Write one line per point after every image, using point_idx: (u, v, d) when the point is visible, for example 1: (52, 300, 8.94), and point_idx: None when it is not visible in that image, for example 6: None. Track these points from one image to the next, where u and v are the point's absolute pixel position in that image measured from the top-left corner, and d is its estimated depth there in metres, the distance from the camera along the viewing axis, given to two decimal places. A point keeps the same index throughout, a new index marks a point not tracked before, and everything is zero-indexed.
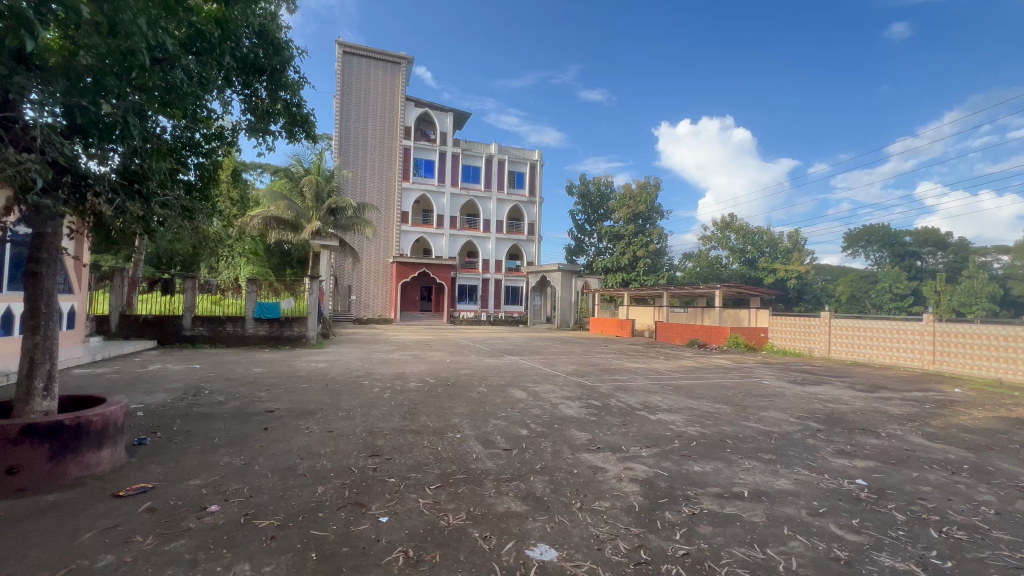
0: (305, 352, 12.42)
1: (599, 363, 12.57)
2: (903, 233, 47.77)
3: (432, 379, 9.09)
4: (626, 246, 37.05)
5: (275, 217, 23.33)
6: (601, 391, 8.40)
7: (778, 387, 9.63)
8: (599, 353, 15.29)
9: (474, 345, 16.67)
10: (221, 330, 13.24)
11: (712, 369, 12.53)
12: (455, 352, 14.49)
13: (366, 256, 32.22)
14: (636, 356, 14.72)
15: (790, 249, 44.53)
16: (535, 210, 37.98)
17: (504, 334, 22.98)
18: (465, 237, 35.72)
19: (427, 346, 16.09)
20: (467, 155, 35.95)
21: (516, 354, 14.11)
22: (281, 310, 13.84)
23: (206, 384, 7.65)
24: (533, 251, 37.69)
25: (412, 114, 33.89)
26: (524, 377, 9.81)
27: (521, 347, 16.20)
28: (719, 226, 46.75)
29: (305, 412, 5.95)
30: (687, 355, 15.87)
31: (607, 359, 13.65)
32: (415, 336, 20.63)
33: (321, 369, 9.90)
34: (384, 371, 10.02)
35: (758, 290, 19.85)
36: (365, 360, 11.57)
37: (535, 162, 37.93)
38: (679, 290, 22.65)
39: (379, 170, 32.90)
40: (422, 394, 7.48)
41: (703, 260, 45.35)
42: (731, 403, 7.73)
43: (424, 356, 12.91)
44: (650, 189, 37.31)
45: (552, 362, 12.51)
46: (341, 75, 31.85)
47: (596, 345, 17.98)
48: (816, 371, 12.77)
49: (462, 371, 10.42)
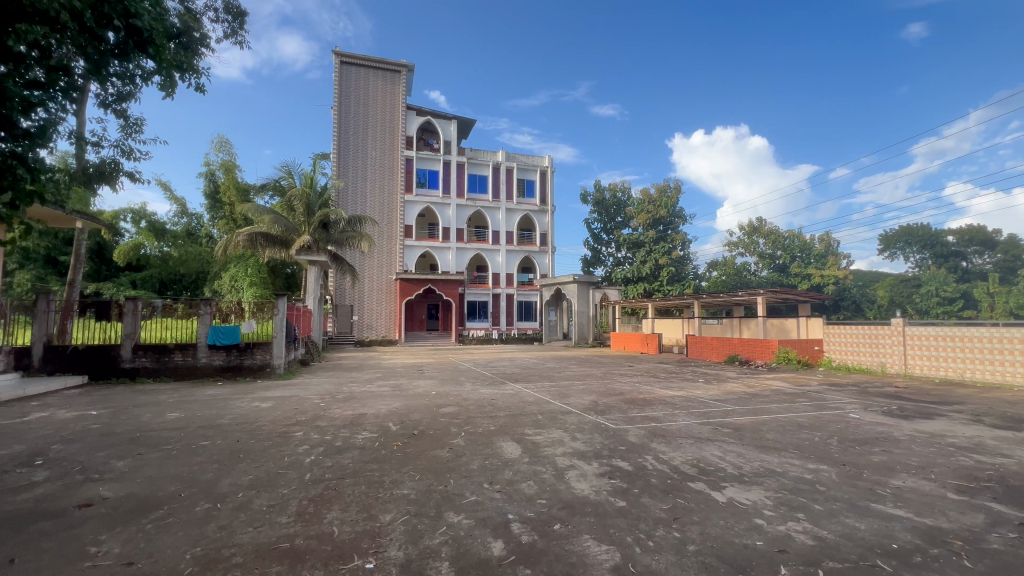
0: (260, 387, 10.15)
1: (623, 391, 9.99)
2: (946, 232, 43.95)
3: (396, 425, 6.66)
4: (646, 254, 34.40)
5: (261, 233, 21.36)
6: (630, 441, 5.82)
7: (878, 425, 6.88)
8: (622, 376, 12.67)
9: (474, 370, 14.25)
10: (168, 361, 11.13)
11: (769, 396, 9.77)
12: (447, 380, 12.08)
13: (368, 274, 30.22)
14: (668, 380, 12.06)
15: (825, 253, 41.13)
16: (546, 219, 35.67)
17: (514, 354, 20.53)
18: (473, 250, 33.59)
19: (417, 372, 13.68)
20: (472, 164, 34.06)
21: (520, 381, 11.61)
22: (240, 335, 11.65)
23: (61, 444, 5.35)
24: (546, 263, 35.26)
25: (414, 123, 32.32)
26: (524, 418, 7.31)
27: (529, 371, 13.69)
28: (746, 231, 43.66)
29: (133, 512, 3.54)
30: (730, 376, 13.10)
31: (633, 384, 11.05)
32: (413, 360, 18.31)
33: (258, 412, 7.55)
34: (341, 412, 7.65)
35: (807, 295, 16.94)
36: (329, 396, 9.25)
37: (545, 169, 35.88)
38: (709, 299, 19.87)
39: (379, 183, 31.06)
40: (363, 458, 5.04)
41: (729, 267, 42.37)
42: (829, 460, 5.07)
43: (406, 388, 10.54)
44: (670, 193, 34.93)
45: (563, 390, 10.01)
46: (338, 85, 30.43)
47: (618, 367, 15.31)
48: (905, 395, 9.87)
49: (443, 409, 7.98)
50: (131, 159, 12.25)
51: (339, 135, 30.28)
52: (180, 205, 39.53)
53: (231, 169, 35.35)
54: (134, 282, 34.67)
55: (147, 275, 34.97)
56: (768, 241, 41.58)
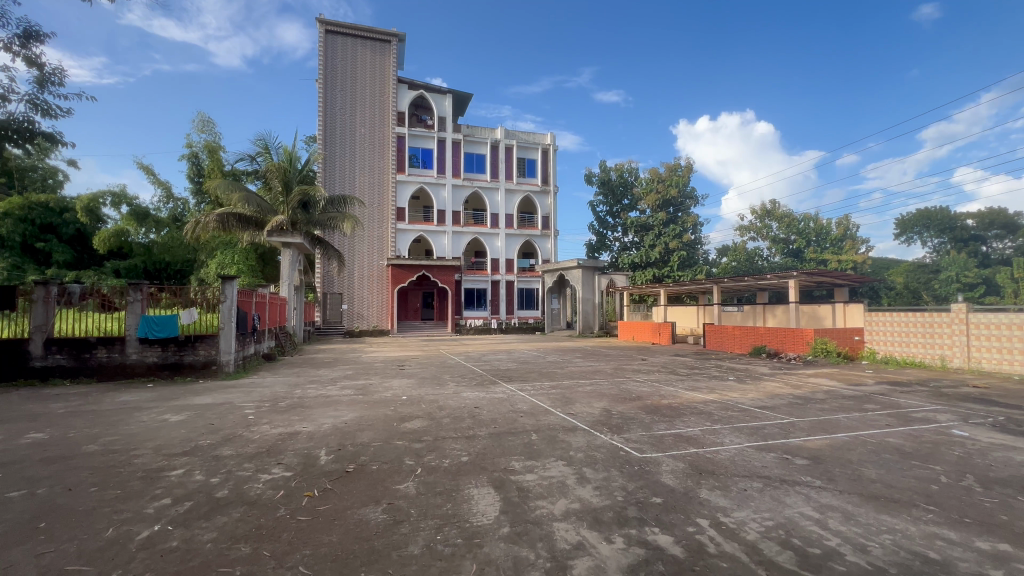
0: (192, 391, 8.22)
1: (641, 396, 7.97)
2: (965, 214, 41.29)
3: (326, 454, 4.68)
4: (655, 237, 32.27)
5: (234, 213, 19.38)
6: (667, 488, 3.81)
7: (1010, 451, 4.86)
8: (636, 374, 10.68)
9: (462, 366, 12.32)
10: (89, 358, 9.22)
11: (825, 400, 7.76)
12: (428, 378, 10.16)
13: (358, 260, 28.23)
14: (692, 378, 10.05)
15: (842, 238, 38.91)
16: (549, 200, 33.46)
17: (512, 346, 18.60)
18: (471, 234, 31.51)
19: (396, 369, 11.71)
20: (469, 142, 31.84)
21: (513, 382, 9.61)
22: (178, 327, 9.69)
23: None
24: (548, 248, 33.15)
25: (406, 98, 30.10)
26: (513, 440, 5.30)
27: (525, 368, 11.71)
28: (758, 214, 41.34)
29: None
30: (763, 372, 11.10)
31: (652, 385, 9.09)
32: (398, 353, 16.41)
33: (154, 431, 5.59)
34: (267, 429, 5.68)
35: (845, 278, 14.80)
36: (269, 403, 7.30)
37: (547, 147, 33.63)
38: (729, 284, 17.73)
39: (369, 162, 28.95)
40: (239, 530, 3.08)
41: (741, 253, 40.09)
42: (1009, 532, 3.07)
43: (373, 390, 8.60)
44: (680, 172, 32.66)
45: (566, 395, 8.03)
46: (323, 56, 28.23)
47: (629, 361, 13.28)
48: (995, 399, 7.84)
49: (405, 424, 6.01)
50: (49, 117, 10.27)
51: (325, 111, 28.16)
52: (164, 189, 37.48)
53: (215, 150, 32.88)
54: (118, 272, 31.57)
55: (132, 265, 32.07)
56: (782, 224, 39.22)
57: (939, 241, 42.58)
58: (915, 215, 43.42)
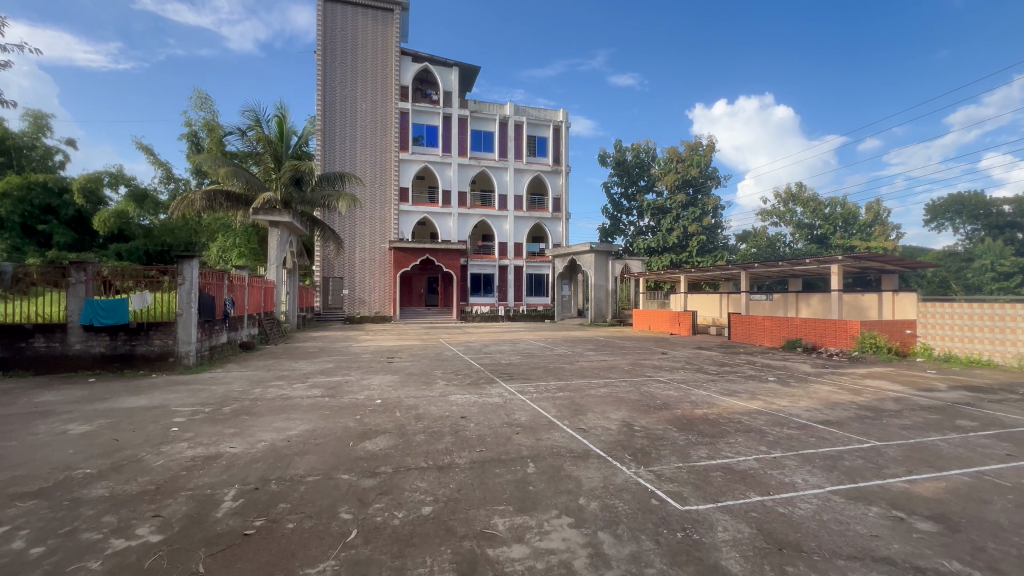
0: (131, 391, 6.93)
1: (670, 404, 6.48)
2: (1003, 200, 38.34)
3: (230, 499, 3.28)
4: (673, 221, 30.44)
5: (222, 191, 18.17)
6: None
7: None
8: (658, 372, 9.16)
9: (457, 359, 10.90)
10: (25, 348, 8.01)
11: (900, 412, 6.18)
12: (415, 375, 8.77)
13: (359, 243, 26.96)
14: (725, 379, 8.50)
15: (871, 225, 36.58)
16: (560, 181, 31.70)
17: (518, 336, 17.19)
18: (478, 217, 29.98)
19: (383, 362, 10.36)
20: (476, 119, 30.11)
21: (514, 382, 8.16)
22: (128, 312, 8.39)
23: None
24: (559, 231, 31.51)
25: (410, 71, 28.40)
26: (500, 476, 3.83)
27: (530, 363, 10.26)
28: (782, 198, 39.13)
29: None
30: (807, 373, 9.51)
31: (679, 388, 7.56)
32: (393, 343, 15.07)
33: (33, 451, 4.24)
34: (180, 450, 4.31)
35: (896, 265, 13.01)
36: (211, 408, 5.95)
37: (559, 124, 31.75)
38: (759, 270, 16.01)
39: (371, 139, 27.45)
40: None
41: (761, 238, 37.98)
42: None
43: (345, 391, 7.22)
44: (702, 152, 30.69)
45: (576, 401, 6.56)
46: (322, 26, 26.62)
47: (648, 355, 11.77)
48: None
49: (365, 444, 4.60)
50: None
51: (324, 85, 26.66)
52: (164, 171, 36.37)
53: (214, 130, 31.51)
54: (120, 255, 28.99)
55: (134, 248, 29.47)
56: (807, 209, 37.00)
57: (972, 228, 37.32)
58: (949, 200, 38.53)
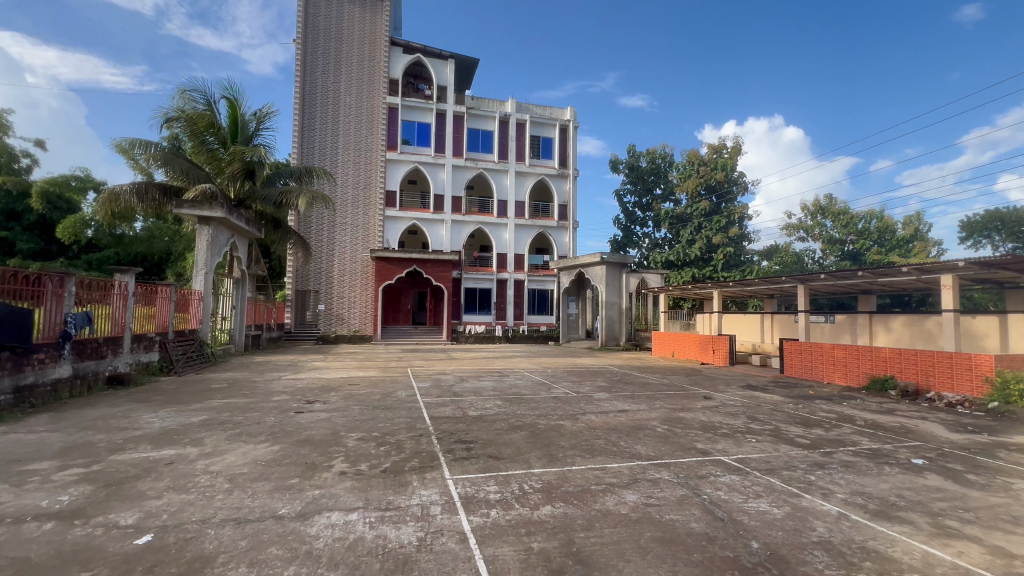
0: None
1: (790, 564, 2.84)
2: None
3: None
4: (695, 232, 26.99)
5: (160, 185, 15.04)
6: None
7: None
8: (721, 444, 5.49)
9: (401, 408, 7.29)
10: None
11: None
12: (308, 444, 5.20)
13: (338, 252, 23.82)
14: (847, 465, 4.79)
15: (910, 241, 32.58)
16: (567, 186, 28.42)
17: (511, 365, 13.60)
18: (474, 224, 26.66)
19: (287, 413, 6.82)
20: (473, 117, 27.10)
21: (469, 467, 4.55)
22: None
23: None
24: (565, 242, 28.08)
25: (400, 64, 25.54)
26: None
27: (511, 418, 6.66)
28: (810, 211, 35.39)
29: None
30: (959, 444, 5.80)
31: (781, 498, 3.87)
32: (340, 373, 11.50)
33: None
34: None
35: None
36: None
37: (566, 124, 28.68)
38: (820, 285, 12.31)
39: (355, 136, 24.51)
40: None
41: (786, 254, 34.20)
42: None
43: (128, 495, 3.68)
44: (727, 155, 27.30)
45: (579, 549, 2.94)
46: (303, 14, 23.99)
47: (687, 402, 8.12)
48: None
49: None
50: None
51: (303, 78, 23.91)
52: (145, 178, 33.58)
53: None
54: (88, 266, 25.86)
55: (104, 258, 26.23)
56: (838, 222, 33.19)
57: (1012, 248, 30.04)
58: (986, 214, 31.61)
